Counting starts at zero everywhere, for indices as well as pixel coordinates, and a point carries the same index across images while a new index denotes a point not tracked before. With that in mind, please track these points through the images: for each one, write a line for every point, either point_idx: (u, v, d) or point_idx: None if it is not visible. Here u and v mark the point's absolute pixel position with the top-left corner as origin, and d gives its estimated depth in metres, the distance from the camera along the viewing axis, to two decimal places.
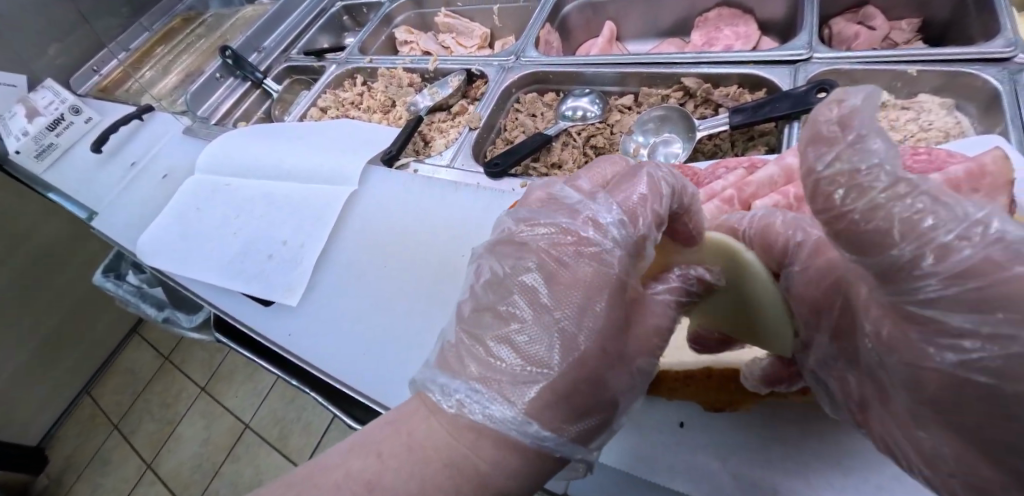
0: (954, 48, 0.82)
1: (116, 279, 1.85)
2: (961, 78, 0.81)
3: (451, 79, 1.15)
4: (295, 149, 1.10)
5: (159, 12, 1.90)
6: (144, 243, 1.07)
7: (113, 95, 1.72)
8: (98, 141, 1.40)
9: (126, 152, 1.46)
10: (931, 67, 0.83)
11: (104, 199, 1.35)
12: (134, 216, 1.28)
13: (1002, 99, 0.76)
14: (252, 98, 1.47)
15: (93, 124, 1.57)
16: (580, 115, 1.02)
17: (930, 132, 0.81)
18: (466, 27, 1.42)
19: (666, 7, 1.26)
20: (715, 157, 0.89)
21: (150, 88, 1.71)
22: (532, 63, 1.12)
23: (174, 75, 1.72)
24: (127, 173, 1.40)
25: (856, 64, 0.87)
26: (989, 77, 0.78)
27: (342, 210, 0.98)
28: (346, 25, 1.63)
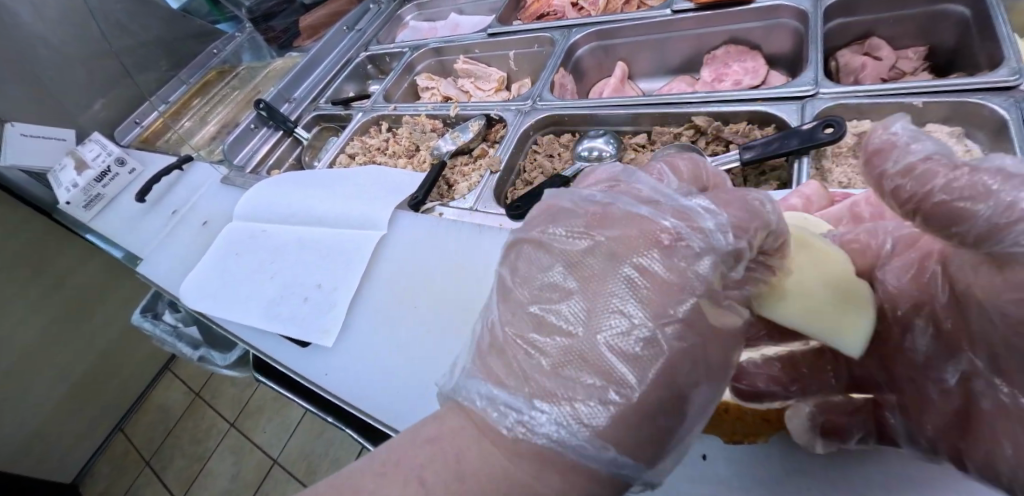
0: (960, 79, 0.87)
1: (153, 319, 1.93)
2: (969, 107, 0.85)
3: (472, 124, 1.22)
4: (327, 196, 1.17)
5: (196, 66, 2.02)
6: (189, 287, 1.14)
7: (154, 146, 1.84)
8: (142, 192, 1.51)
9: (167, 200, 1.57)
10: (938, 98, 0.87)
11: (151, 244, 1.44)
12: (177, 260, 1.36)
13: (1010, 126, 0.80)
14: (285, 145, 1.51)
15: (137, 174, 1.68)
16: (597, 155, 1.08)
17: None
18: (484, 72, 1.51)
19: (674, 47, 1.33)
20: None
21: (189, 139, 1.83)
22: (549, 106, 1.18)
23: (211, 126, 1.84)
24: (168, 220, 1.49)
25: (862, 97, 0.91)
26: (996, 107, 0.82)
27: (372, 251, 1.03)
28: (370, 74, 1.73)
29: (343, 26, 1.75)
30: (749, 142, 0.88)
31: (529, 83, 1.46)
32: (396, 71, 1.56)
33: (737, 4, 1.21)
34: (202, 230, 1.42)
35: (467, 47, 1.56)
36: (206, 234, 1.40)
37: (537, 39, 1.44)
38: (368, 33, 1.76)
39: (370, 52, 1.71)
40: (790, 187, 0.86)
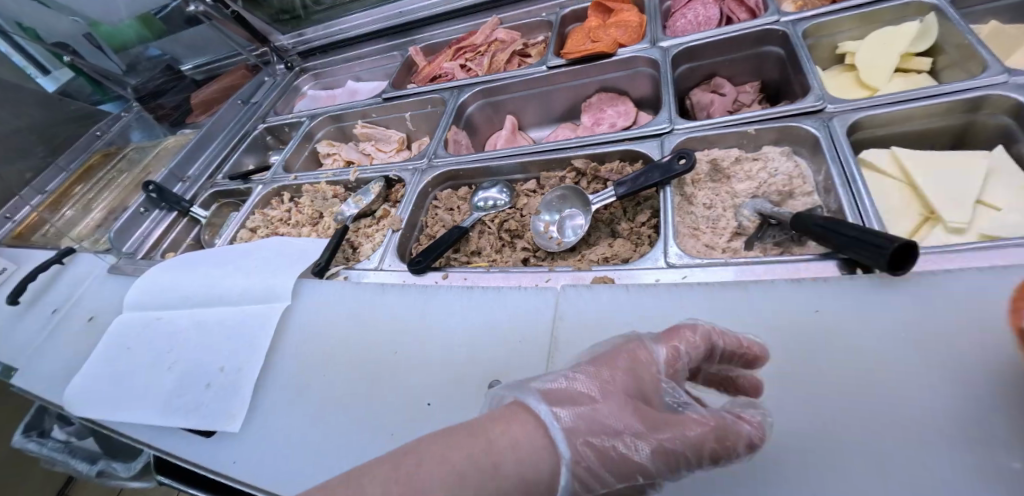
0: (780, 107, 1.05)
1: (39, 437, 1.69)
2: (792, 129, 1.04)
3: (372, 187, 1.26)
4: (227, 273, 1.13)
5: (79, 149, 1.86)
6: (72, 389, 1.03)
7: (30, 240, 1.68)
8: (15, 292, 1.36)
9: (46, 298, 1.42)
10: (766, 125, 1.05)
11: (27, 350, 1.28)
12: (61, 363, 1.22)
13: (824, 141, 0.98)
14: (182, 224, 1.42)
15: (9, 273, 1.52)
16: (492, 204, 1.17)
17: (776, 176, 1.01)
18: (384, 134, 1.58)
19: (557, 98, 1.48)
20: (612, 222, 1.08)
21: (71, 230, 1.68)
22: (446, 162, 1.25)
23: (96, 212, 1.71)
24: (48, 320, 1.35)
25: (708, 131, 1.09)
26: (811, 127, 1.01)
27: (274, 323, 0.99)
28: (269, 145, 1.71)
29: (237, 99, 1.73)
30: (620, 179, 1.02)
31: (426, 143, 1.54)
32: (294, 139, 1.54)
33: (602, 56, 1.37)
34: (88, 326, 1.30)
35: (365, 112, 1.60)
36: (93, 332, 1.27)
37: (429, 100, 1.53)
38: (264, 105, 1.75)
39: (269, 122, 1.69)
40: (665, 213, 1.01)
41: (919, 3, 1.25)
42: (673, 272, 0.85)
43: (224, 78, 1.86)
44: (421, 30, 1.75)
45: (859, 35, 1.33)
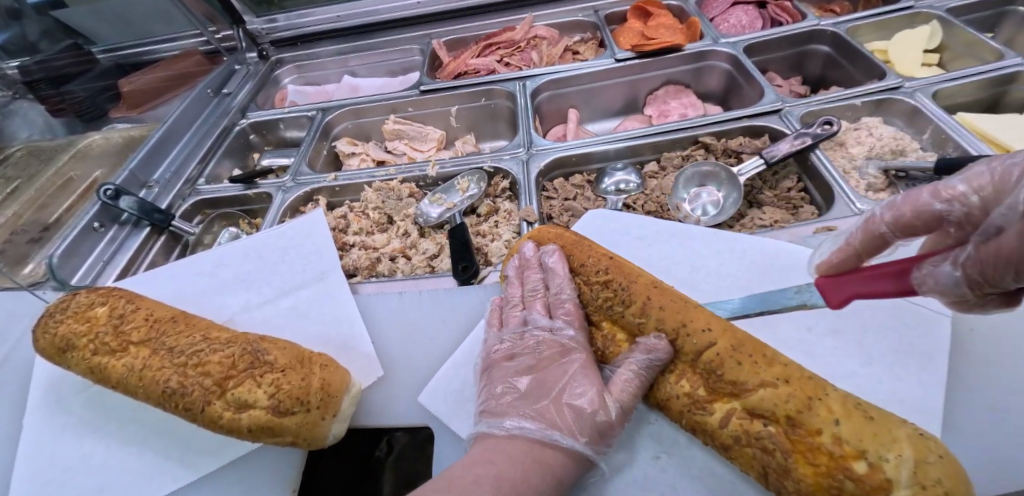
0: (867, 86, 1.19)
1: None
2: (888, 101, 1.17)
3: (458, 183, 1.01)
4: (303, 290, 0.78)
5: None
6: None
7: None
8: None
9: None
10: (865, 98, 1.18)
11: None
12: None
13: (923, 110, 1.12)
14: (157, 246, 1.00)
15: None
16: (625, 188, 1.05)
17: (887, 140, 1.10)
18: (420, 131, 1.26)
19: (622, 91, 1.38)
20: (753, 194, 1.05)
21: None
22: (550, 149, 1.07)
23: None
24: None
25: (814, 105, 1.17)
26: (905, 98, 1.15)
27: (419, 348, 0.70)
28: (253, 146, 1.30)
29: (205, 88, 1.30)
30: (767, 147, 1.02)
31: (475, 143, 1.26)
32: (308, 137, 1.19)
33: (671, 51, 1.32)
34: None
35: (397, 105, 1.27)
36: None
37: (486, 92, 1.25)
38: (240, 97, 1.33)
39: (253, 117, 1.29)
40: (814, 178, 1.01)
41: (924, 13, 1.45)
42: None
43: (170, 64, 1.40)
44: (434, 24, 1.49)
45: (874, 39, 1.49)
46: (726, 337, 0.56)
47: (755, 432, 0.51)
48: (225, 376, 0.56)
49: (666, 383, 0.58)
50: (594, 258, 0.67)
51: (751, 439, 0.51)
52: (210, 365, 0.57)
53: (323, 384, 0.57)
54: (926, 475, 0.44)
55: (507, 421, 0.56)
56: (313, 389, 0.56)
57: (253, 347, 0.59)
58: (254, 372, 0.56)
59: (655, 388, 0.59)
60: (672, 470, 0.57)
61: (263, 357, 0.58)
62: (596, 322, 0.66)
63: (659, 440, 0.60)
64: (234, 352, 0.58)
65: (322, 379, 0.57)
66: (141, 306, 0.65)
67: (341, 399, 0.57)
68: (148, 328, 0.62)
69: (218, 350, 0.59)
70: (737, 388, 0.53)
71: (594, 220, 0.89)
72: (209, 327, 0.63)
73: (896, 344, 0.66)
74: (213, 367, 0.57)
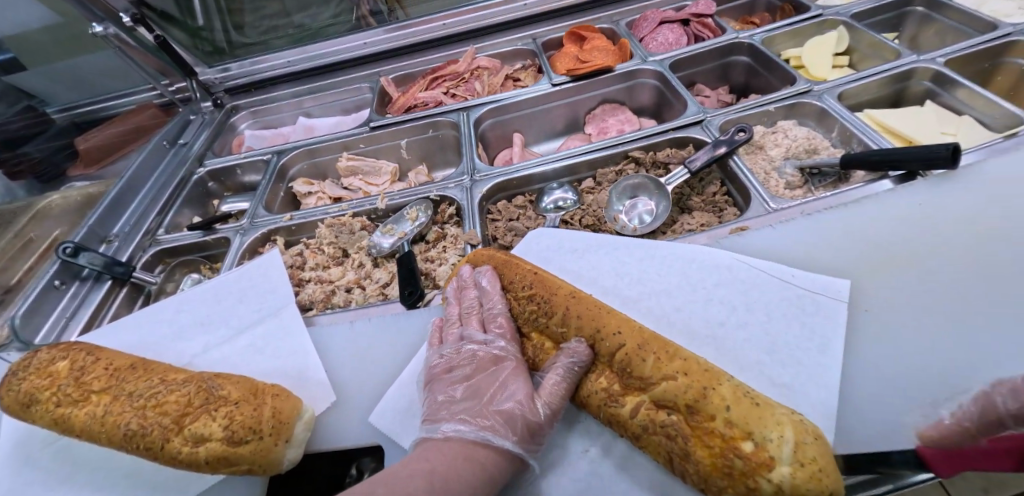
0: (779, 92, 1.30)
1: None
2: (800, 105, 1.29)
3: (408, 213, 1.07)
4: (259, 326, 0.83)
5: None
6: None
7: None
8: None
9: None
10: (779, 104, 1.29)
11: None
12: None
13: (830, 111, 1.23)
14: (119, 299, 1.03)
15: None
16: (562, 205, 1.12)
17: (799, 141, 1.21)
18: (373, 166, 1.33)
19: (562, 113, 1.47)
20: (682, 200, 1.14)
21: None
22: (491, 174, 1.14)
23: None
24: None
25: (733, 114, 1.27)
26: (814, 101, 1.26)
27: (368, 374, 0.75)
28: (212, 193, 1.35)
29: (161, 140, 1.35)
30: (690, 157, 1.11)
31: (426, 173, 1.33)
32: (263, 181, 1.24)
33: (603, 72, 1.42)
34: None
35: (350, 143, 1.34)
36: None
37: (432, 124, 1.33)
38: (197, 146, 1.38)
39: (210, 165, 1.34)
40: (734, 182, 1.11)
41: (831, 20, 1.59)
42: (782, 213, 0.95)
43: (126, 119, 1.45)
44: (382, 62, 1.57)
45: (790, 46, 1.62)
46: (634, 336, 0.64)
47: (660, 420, 0.59)
48: (182, 413, 0.61)
49: (588, 381, 0.65)
50: (519, 275, 0.75)
51: (656, 427, 0.59)
52: (167, 404, 0.62)
53: (274, 412, 0.62)
54: (804, 454, 0.52)
55: (444, 426, 0.63)
56: (265, 419, 0.61)
57: (209, 385, 0.64)
58: (210, 407, 0.61)
59: (577, 389, 0.66)
60: (598, 463, 0.64)
61: (218, 393, 0.63)
62: (525, 332, 0.73)
63: (588, 436, 0.66)
64: (190, 390, 0.63)
65: (274, 409, 0.62)
66: (100, 357, 0.69)
67: (294, 425, 0.62)
68: (108, 376, 0.67)
69: (175, 390, 0.64)
70: (645, 382, 0.61)
71: (532, 240, 0.96)
72: (166, 370, 0.68)
73: (796, 331, 0.76)
74: (171, 406, 0.62)
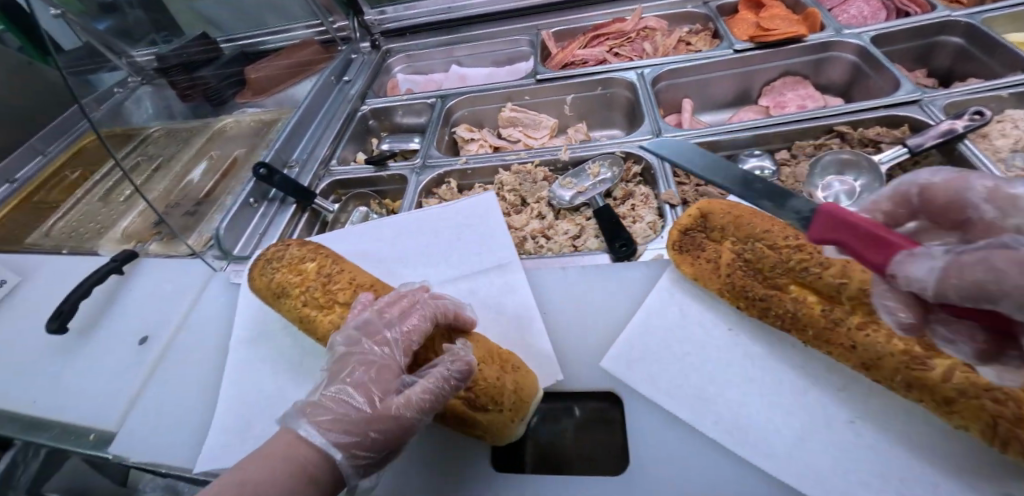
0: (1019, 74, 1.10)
1: None
2: None
3: (589, 167, 1.03)
4: (469, 262, 0.83)
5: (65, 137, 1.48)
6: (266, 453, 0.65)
7: (22, 246, 1.17)
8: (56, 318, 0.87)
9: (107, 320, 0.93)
10: None
11: (73, 394, 0.83)
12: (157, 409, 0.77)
13: None
14: (300, 223, 1.05)
15: (8, 289, 1.06)
16: (760, 173, 1.03)
17: None
18: (535, 120, 1.28)
19: (736, 82, 1.35)
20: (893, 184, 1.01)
21: (88, 226, 1.18)
22: (681, 135, 1.07)
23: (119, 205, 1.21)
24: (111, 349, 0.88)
25: (954, 96, 1.10)
26: None
27: (593, 321, 0.73)
28: (373, 131, 1.35)
29: (330, 75, 1.35)
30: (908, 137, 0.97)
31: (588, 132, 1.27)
32: (429, 125, 1.21)
33: (791, 42, 1.28)
34: (142, 352, 0.85)
35: (514, 93, 1.29)
36: (164, 354, 0.84)
37: (603, 81, 1.25)
38: (359, 84, 1.38)
39: (372, 104, 1.34)
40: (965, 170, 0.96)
41: None
42: None
43: (292, 53, 1.47)
44: (541, 15, 1.50)
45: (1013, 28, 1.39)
46: None
47: (987, 383, 0.51)
48: (427, 360, 0.64)
49: (875, 343, 0.57)
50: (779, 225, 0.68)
51: (980, 391, 0.51)
52: (414, 346, 0.66)
53: (515, 387, 0.61)
54: None
55: None
56: (506, 389, 0.61)
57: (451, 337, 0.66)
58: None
59: (861, 347, 0.58)
60: (869, 443, 0.57)
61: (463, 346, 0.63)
62: (782, 285, 0.66)
63: (853, 408, 0.60)
64: (434, 337, 0.66)
65: (514, 381, 0.62)
66: (342, 269, 0.70)
67: (531, 402, 0.62)
68: (353, 291, 0.68)
69: (420, 333, 0.67)
70: None
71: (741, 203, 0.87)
72: (408, 302, 0.69)
73: None
74: (417, 349, 0.65)
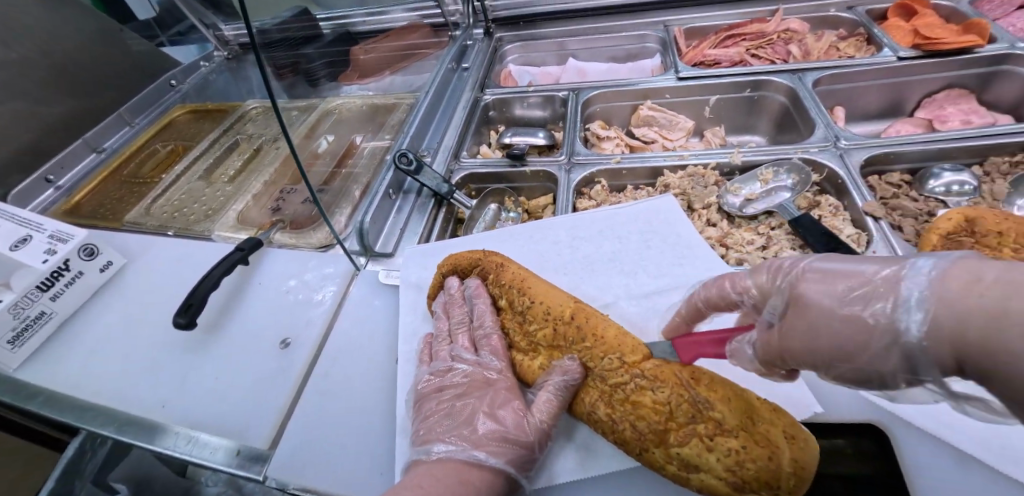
0: None
1: None
2: None
3: (760, 172, 0.95)
4: (668, 270, 0.74)
5: (151, 108, 1.38)
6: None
7: (120, 223, 1.08)
8: (187, 311, 0.78)
9: (239, 314, 0.85)
10: None
11: (211, 391, 0.75)
12: (316, 418, 0.68)
13: None
14: (437, 218, 0.94)
15: (113, 272, 0.97)
16: (958, 190, 0.93)
17: None
18: (673, 120, 1.17)
19: (888, 94, 1.23)
20: None
21: (191, 204, 1.08)
22: (862, 145, 0.99)
23: (222, 183, 1.11)
24: (245, 346, 0.80)
25: None
26: None
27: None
28: (490, 123, 1.24)
29: (450, 61, 1.26)
30: None
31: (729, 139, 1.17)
32: (569, 119, 1.12)
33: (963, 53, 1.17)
34: (286, 357, 0.76)
35: (652, 90, 1.19)
36: (313, 360, 0.75)
37: (754, 82, 1.15)
38: (477, 73, 1.28)
39: (493, 94, 1.23)
40: None
41: None
42: None
43: (398, 36, 1.37)
44: (667, 11, 1.39)
45: None
46: None
47: None
48: (665, 427, 0.52)
49: None
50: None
51: None
52: (644, 407, 0.53)
53: (793, 464, 0.48)
54: None
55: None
56: (782, 472, 0.48)
57: (691, 397, 0.52)
58: (701, 432, 0.51)
59: None
60: None
61: (708, 412, 0.51)
62: None
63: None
64: (671, 398, 0.53)
65: (790, 458, 0.48)
66: (534, 300, 0.64)
67: (809, 481, 0.49)
68: (552, 330, 0.62)
69: (650, 390, 0.54)
70: None
71: None
72: (621, 343, 0.58)
73: None
74: (650, 412, 0.53)
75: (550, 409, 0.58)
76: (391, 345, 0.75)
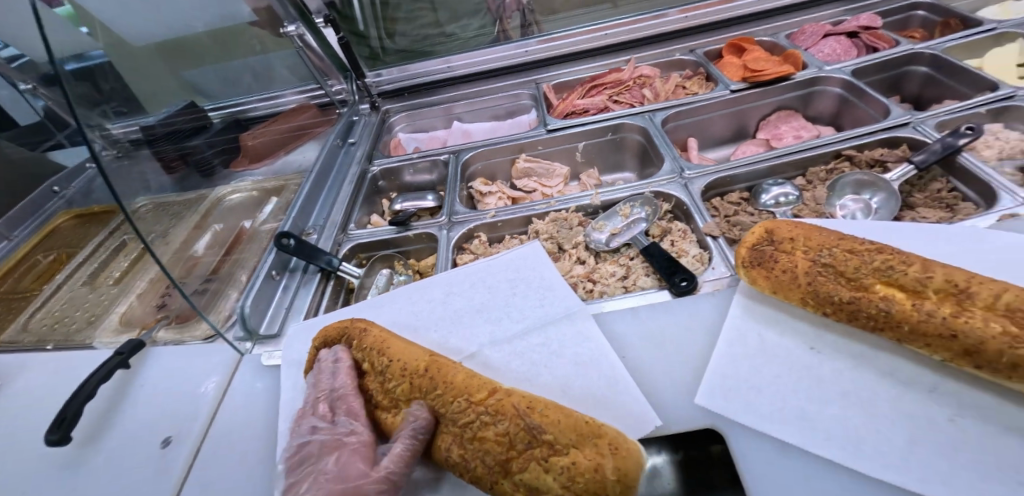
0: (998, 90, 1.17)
1: None
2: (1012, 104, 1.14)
3: (619, 210, 1.06)
4: (529, 313, 0.81)
5: (34, 218, 1.35)
6: None
7: None
8: (58, 426, 0.76)
9: (120, 419, 0.83)
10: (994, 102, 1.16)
11: None
12: None
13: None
14: (324, 292, 0.98)
15: None
16: (784, 200, 1.09)
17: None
18: (548, 168, 1.29)
19: (730, 122, 1.41)
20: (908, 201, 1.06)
21: (74, 312, 1.06)
22: (704, 171, 1.12)
23: (108, 286, 1.09)
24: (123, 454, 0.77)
25: (942, 115, 1.16)
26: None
27: (675, 362, 0.72)
28: (381, 191, 1.31)
29: (335, 139, 1.34)
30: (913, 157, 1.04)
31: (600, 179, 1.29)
32: (450, 181, 1.20)
33: (781, 80, 1.36)
34: (166, 458, 0.75)
35: (527, 145, 1.30)
36: (195, 455, 0.75)
37: (613, 127, 1.29)
38: (364, 146, 1.36)
39: (380, 164, 1.31)
40: (972, 196, 1.02)
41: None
42: None
43: (287, 118, 1.43)
44: (537, 71, 1.54)
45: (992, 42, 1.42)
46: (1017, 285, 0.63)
47: None
48: (507, 456, 0.56)
49: (976, 328, 0.60)
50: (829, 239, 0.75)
51: None
52: (489, 442, 0.57)
53: (616, 473, 0.52)
54: None
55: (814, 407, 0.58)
56: (608, 480, 0.52)
57: (527, 424, 0.57)
58: (538, 455, 0.55)
59: (963, 335, 0.61)
60: (976, 438, 0.59)
61: (541, 436, 0.55)
62: (867, 286, 0.69)
63: (949, 404, 0.63)
64: (508, 428, 0.57)
65: (614, 467, 0.53)
66: (391, 358, 0.69)
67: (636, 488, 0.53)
68: (409, 384, 0.66)
69: (492, 424, 0.58)
70: None
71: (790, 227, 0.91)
72: (467, 385, 0.62)
73: None
74: (493, 444, 0.57)
75: (403, 458, 0.60)
76: (272, 426, 0.76)
